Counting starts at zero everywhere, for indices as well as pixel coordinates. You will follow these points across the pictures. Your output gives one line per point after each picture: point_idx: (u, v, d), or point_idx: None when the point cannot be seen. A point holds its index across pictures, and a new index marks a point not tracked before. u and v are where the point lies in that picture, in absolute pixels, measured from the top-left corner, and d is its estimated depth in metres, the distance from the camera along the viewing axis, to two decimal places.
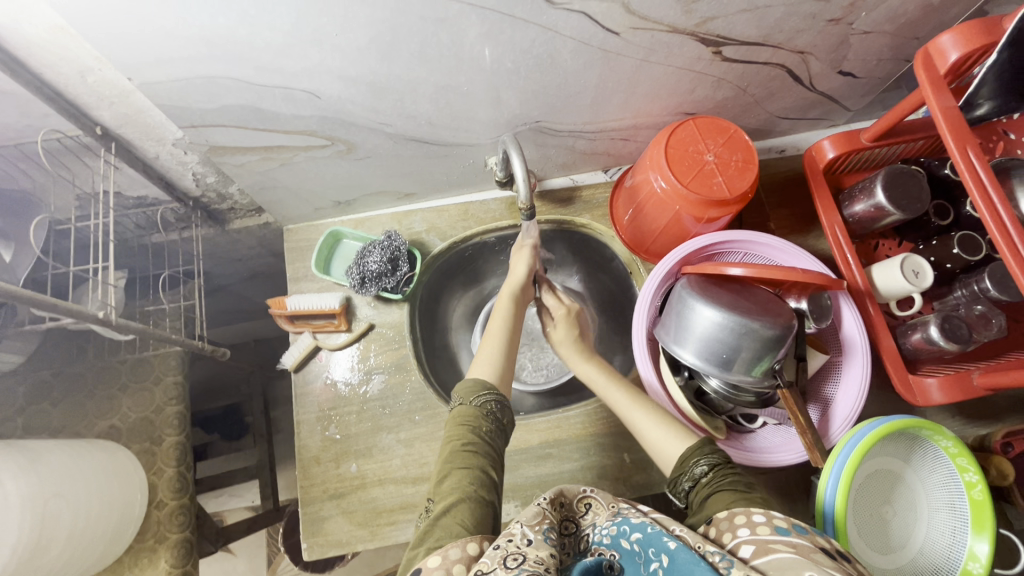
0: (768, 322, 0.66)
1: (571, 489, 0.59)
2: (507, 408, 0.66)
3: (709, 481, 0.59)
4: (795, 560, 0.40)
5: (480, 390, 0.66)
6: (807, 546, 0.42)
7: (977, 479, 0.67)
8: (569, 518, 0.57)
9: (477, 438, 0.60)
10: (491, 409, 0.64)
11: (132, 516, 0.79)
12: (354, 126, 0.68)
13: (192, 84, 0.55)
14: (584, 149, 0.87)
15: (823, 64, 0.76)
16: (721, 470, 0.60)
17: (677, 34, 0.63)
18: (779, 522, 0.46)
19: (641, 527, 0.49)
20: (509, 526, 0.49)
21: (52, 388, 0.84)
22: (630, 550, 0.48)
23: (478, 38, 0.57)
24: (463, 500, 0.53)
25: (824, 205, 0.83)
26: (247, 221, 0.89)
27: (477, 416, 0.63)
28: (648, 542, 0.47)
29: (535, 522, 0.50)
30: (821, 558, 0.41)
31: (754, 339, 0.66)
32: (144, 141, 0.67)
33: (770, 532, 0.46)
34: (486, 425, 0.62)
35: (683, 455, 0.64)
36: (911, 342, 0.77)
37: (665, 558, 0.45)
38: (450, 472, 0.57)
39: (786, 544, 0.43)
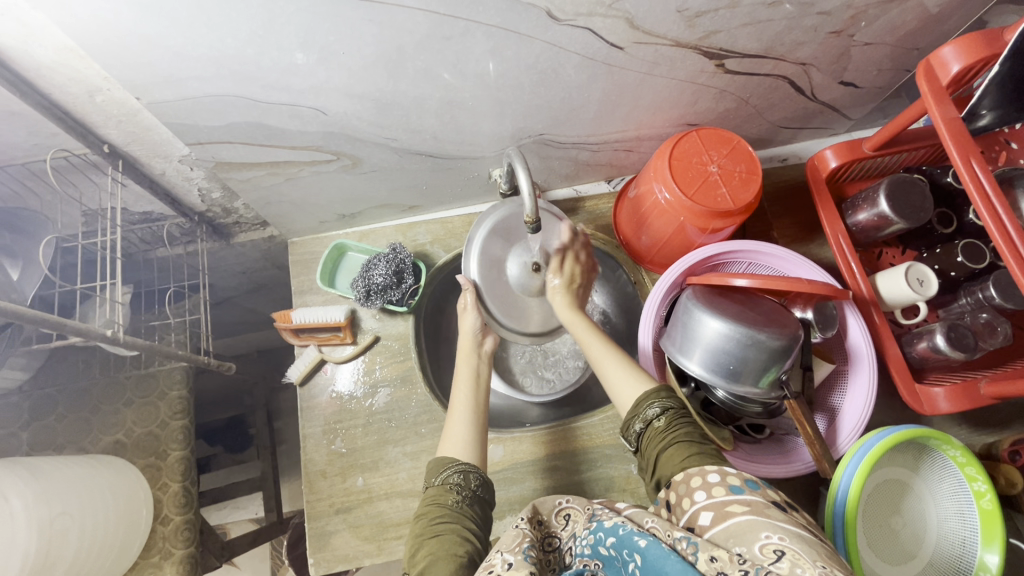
0: (774, 333, 0.66)
1: (548, 504, 0.64)
2: (476, 474, 0.66)
3: (665, 427, 0.63)
4: (751, 522, 0.45)
5: (445, 465, 0.66)
6: (761, 502, 0.47)
7: (986, 488, 0.67)
8: (550, 534, 0.61)
9: (448, 511, 0.61)
10: (456, 481, 0.64)
11: (137, 533, 0.78)
12: (359, 141, 0.68)
13: (200, 102, 0.56)
14: (587, 160, 0.87)
15: (824, 75, 0.76)
16: (674, 414, 0.65)
17: (680, 48, 0.63)
18: (733, 482, 0.51)
19: (614, 531, 0.51)
20: (491, 557, 0.52)
21: (56, 404, 0.83)
22: (609, 556, 0.50)
23: (483, 54, 0.58)
24: (436, 562, 0.54)
25: (827, 214, 0.83)
26: (253, 234, 0.89)
27: (444, 491, 0.63)
28: (621, 544, 0.49)
29: (516, 545, 0.53)
30: (774, 514, 0.46)
31: (760, 351, 0.66)
32: (151, 158, 0.67)
33: (726, 492, 0.50)
34: (453, 496, 0.63)
35: (640, 398, 0.67)
36: (917, 350, 0.77)
37: (638, 557, 0.46)
38: (422, 543, 0.58)
39: (742, 503, 0.48)
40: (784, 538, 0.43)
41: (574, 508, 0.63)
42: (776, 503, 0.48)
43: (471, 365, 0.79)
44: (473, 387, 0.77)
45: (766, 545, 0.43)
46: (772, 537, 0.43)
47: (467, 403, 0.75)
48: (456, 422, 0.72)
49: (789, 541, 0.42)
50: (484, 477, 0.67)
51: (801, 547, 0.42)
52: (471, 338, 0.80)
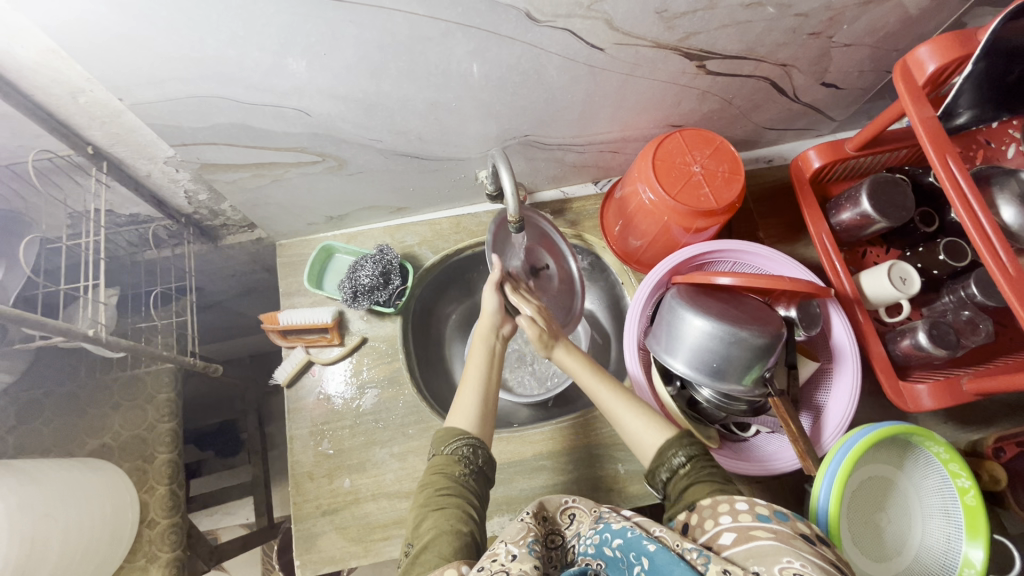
0: (756, 331, 0.67)
1: (553, 502, 0.64)
2: (482, 450, 0.66)
3: (691, 474, 0.61)
4: (775, 547, 0.45)
5: (453, 436, 0.67)
6: (787, 532, 0.47)
7: (969, 484, 0.68)
8: (553, 531, 0.61)
9: (454, 483, 0.62)
10: (465, 454, 0.65)
11: (123, 536, 0.78)
12: (345, 142, 0.68)
13: (184, 103, 0.56)
14: (574, 162, 0.88)
15: (805, 76, 0.77)
16: (699, 462, 0.63)
17: (661, 49, 0.64)
18: (761, 510, 0.50)
19: (622, 533, 0.52)
20: (495, 546, 0.52)
21: (43, 407, 0.83)
22: (613, 557, 0.50)
23: (465, 56, 0.58)
24: (441, 536, 0.55)
25: (811, 214, 0.84)
26: (240, 236, 0.89)
27: (452, 462, 0.64)
28: (629, 547, 0.50)
29: (519, 538, 0.54)
30: (800, 544, 0.45)
31: (743, 348, 0.67)
32: (136, 159, 0.67)
33: (752, 519, 0.50)
34: (461, 468, 0.64)
35: (662, 446, 0.65)
36: (900, 348, 0.77)
37: (646, 561, 0.47)
38: (426, 515, 0.58)
39: (767, 530, 0.48)
40: (806, 565, 0.42)
41: (579, 509, 0.63)
42: (804, 535, 0.47)
43: (487, 343, 0.78)
44: (489, 364, 0.76)
45: (786, 569, 0.42)
46: (794, 563, 0.43)
47: (481, 378, 0.74)
48: (467, 397, 0.72)
49: (810, 570, 0.42)
50: (489, 455, 0.67)
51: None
52: (489, 321, 0.80)
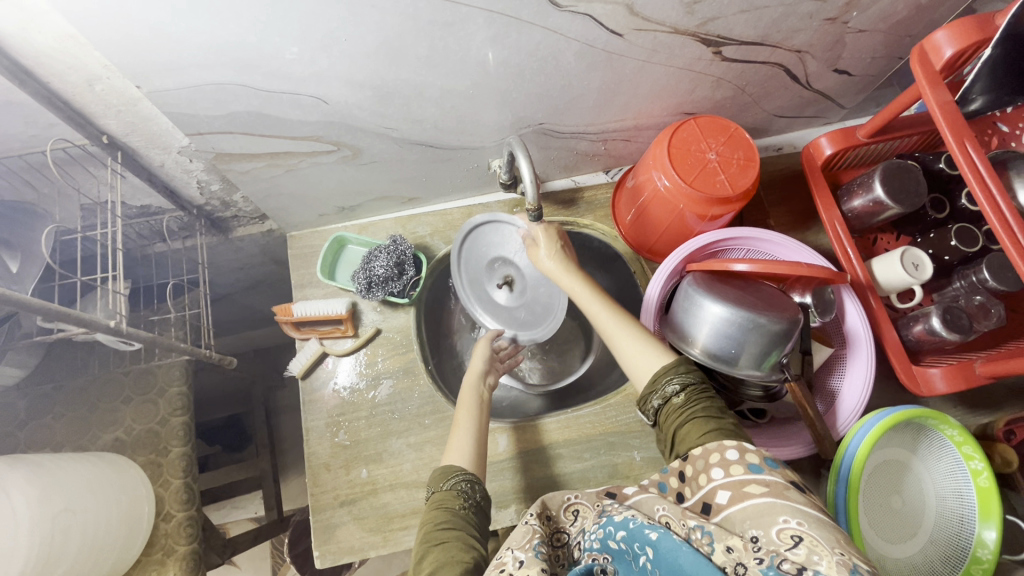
0: (775, 317, 0.67)
1: (556, 500, 0.64)
2: (479, 486, 0.65)
3: (683, 405, 0.62)
4: (770, 505, 0.47)
5: (452, 472, 0.66)
6: (779, 483, 0.49)
7: (983, 466, 0.68)
8: (558, 529, 0.62)
9: (454, 516, 0.60)
10: (463, 490, 0.64)
11: (140, 530, 0.78)
12: (360, 131, 0.68)
13: (201, 90, 0.55)
14: (586, 150, 0.87)
15: (819, 62, 0.77)
16: (692, 390, 0.63)
17: (678, 35, 0.64)
18: (751, 461, 0.52)
19: (624, 525, 0.52)
20: (502, 554, 0.52)
21: (53, 403, 0.82)
22: (619, 549, 0.51)
23: (484, 41, 0.58)
24: (442, 567, 0.53)
25: (823, 201, 0.84)
26: (251, 228, 0.88)
27: (451, 496, 0.62)
28: (633, 538, 0.50)
29: (525, 542, 0.54)
30: (794, 495, 0.47)
31: (760, 334, 0.67)
32: (150, 150, 0.66)
33: (744, 471, 0.51)
34: (460, 502, 0.62)
35: (657, 373, 0.65)
36: (913, 333, 0.78)
37: (651, 550, 0.48)
38: (427, 551, 0.56)
39: (760, 484, 0.49)
40: (803, 523, 0.44)
41: (582, 504, 0.63)
42: (795, 483, 0.49)
43: (475, 396, 0.78)
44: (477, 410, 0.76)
45: (784, 531, 0.44)
46: (791, 521, 0.45)
47: (473, 424, 0.73)
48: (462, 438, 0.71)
49: (808, 526, 0.44)
50: (486, 491, 0.66)
51: (819, 533, 0.43)
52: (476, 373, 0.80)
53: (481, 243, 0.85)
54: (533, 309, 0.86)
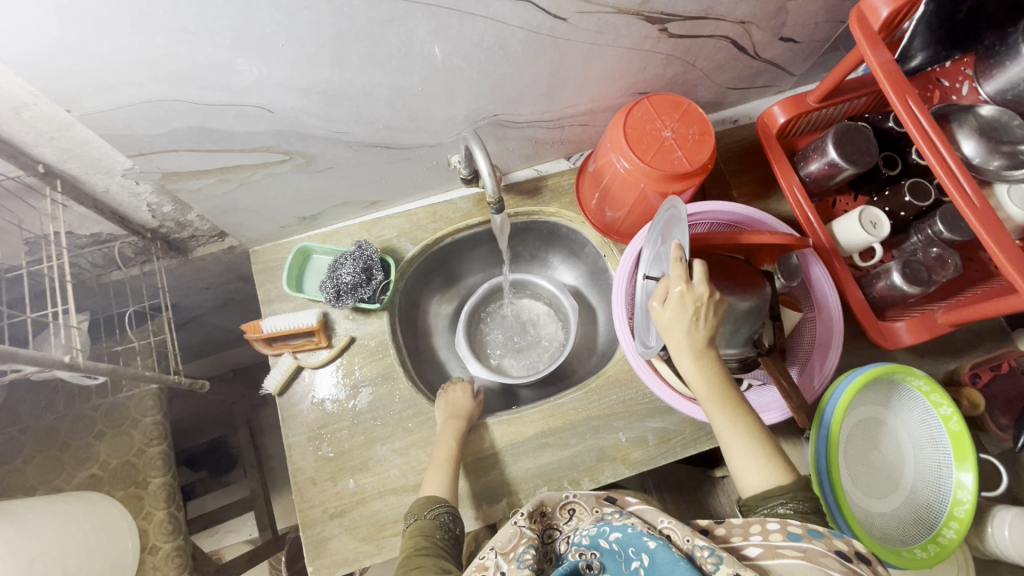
0: (742, 296, 0.69)
1: (553, 498, 0.66)
2: (459, 520, 0.69)
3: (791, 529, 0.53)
4: (802, 566, 0.46)
5: (434, 502, 0.69)
6: (818, 550, 0.47)
7: (951, 411, 0.70)
8: (551, 526, 0.64)
9: (435, 545, 0.63)
10: (445, 521, 0.67)
11: (126, 565, 0.76)
12: (310, 137, 0.66)
13: (137, 110, 0.53)
14: (545, 138, 0.87)
15: (764, 32, 0.78)
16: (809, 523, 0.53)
17: (622, 15, 0.64)
18: (793, 529, 0.50)
19: (622, 529, 0.54)
20: (485, 556, 0.55)
21: (23, 445, 0.80)
22: (610, 549, 0.53)
23: (427, 36, 0.57)
24: None
25: (781, 169, 0.86)
26: (211, 247, 0.85)
27: (434, 526, 0.66)
28: (628, 542, 0.52)
29: (510, 545, 0.55)
30: (831, 563, 0.46)
31: (731, 315, 0.69)
32: (92, 175, 0.64)
33: (782, 538, 0.49)
34: (443, 533, 0.65)
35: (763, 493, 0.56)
36: (877, 290, 0.80)
37: (646, 558, 0.49)
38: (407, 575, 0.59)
39: (794, 549, 0.48)
40: None
41: (578, 505, 0.65)
42: (838, 552, 0.47)
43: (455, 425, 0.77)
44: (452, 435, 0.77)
45: None
46: None
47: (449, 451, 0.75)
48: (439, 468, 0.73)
49: None
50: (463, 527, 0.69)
51: None
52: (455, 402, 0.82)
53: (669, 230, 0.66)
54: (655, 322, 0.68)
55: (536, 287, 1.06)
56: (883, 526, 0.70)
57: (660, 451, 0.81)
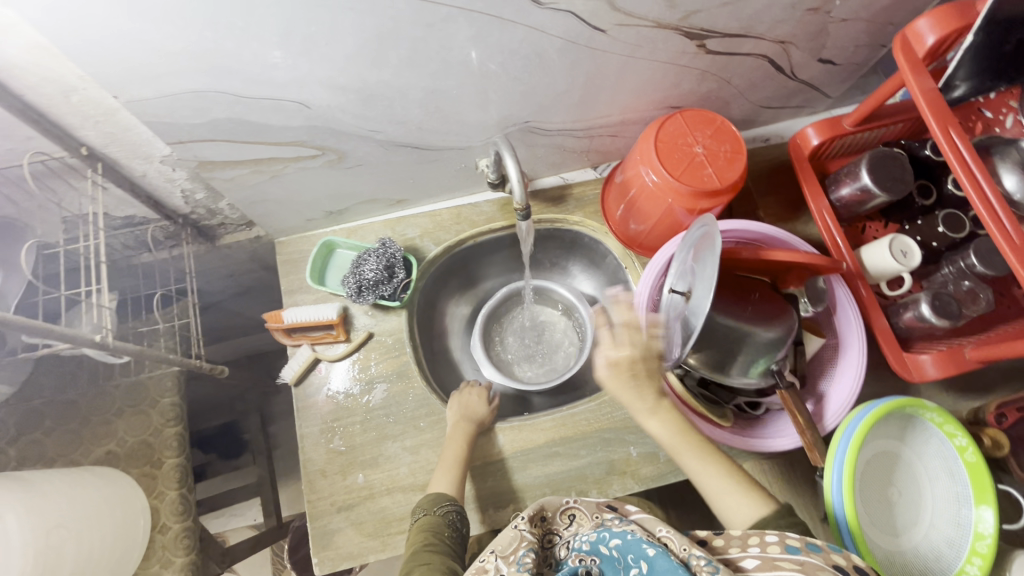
0: (764, 327, 0.69)
1: (554, 503, 0.66)
2: (466, 519, 0.69)
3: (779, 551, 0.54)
4: None
5: (440, 500, 0.69)
6: (814, 564, 0.46)
7: (967, 443, 0.71)
8: (551, 530, 0.64)
9: (442, 542, 0.63)
10: (454, 519, 0.67)
11: (137, 542, 0.77)
12: (344, 134, 0.67)
13: (180, 99, 0.55)
14: (574, 147, 0.87)
15: (803, 52, 0.77)
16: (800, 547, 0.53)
17: (662, 29, 0.64)
18: (792, 542, 0.49)
19: (621, 535, 0.54)
20: (485, 560, 0.56)
21: (43, 418, 0.82)
22: (610, 555, 0.53)
23: (466, 41, 0.57)
24: None
25: (811, 191, 0.84)
26: (238, 235, 0.87)
27: (443, 523, 0.66)
28: (627, 549, 0.52)
29: (511, 550, 0.56)
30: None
31: (749, 343, 0.69)
32: (131, 159, 0.65)
33: (780, 551, 0.49)
34: (451, 531, 0.66)
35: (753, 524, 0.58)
36: (903, 320, 0.78)
37: (644, 565, 0.50)
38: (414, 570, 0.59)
39: (793, 561, 0.47)
40: None
41: (579, 510, 0.65)
42: (838, 568, 0.46)
43: (463, 431, 0.78)
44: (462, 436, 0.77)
45: None
46: None
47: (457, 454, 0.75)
48: (444, 469, 0.74)
49: None
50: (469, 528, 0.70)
51: None
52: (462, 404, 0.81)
53: (700, 247, 0.66)
54: (674, 333, 0.69)
55: (554, 295, 1.06)
56: (907, 568, 0.67)
57: (671, 468, 0.80)
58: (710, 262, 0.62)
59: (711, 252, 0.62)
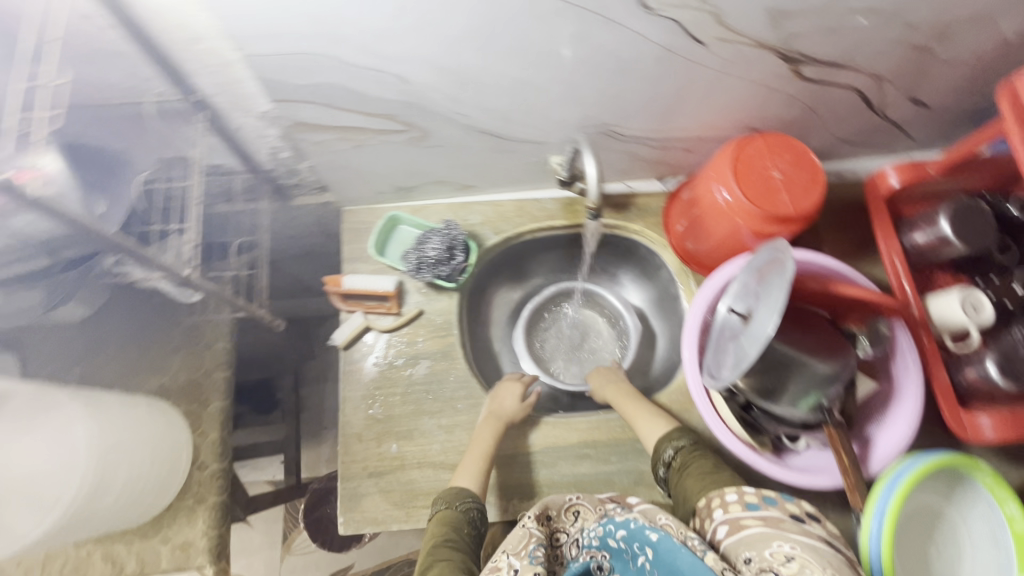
0: (821, 361, 0.68)
1: (558, 502, 0.67)
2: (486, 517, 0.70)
3: (682, 466, 0.70)
4: (764, 533, 0.53)
5: (462, 495, 0.70)
6: (775, 517, 0.55)
7: (1018, 512, 0.66)
8: (558, 529, 0.66)
9: (461, 538, 0.65)
10: (474, 516, 0.68)
11: (177, 474, 0.80)
12: (432, 114, 0.69)
13: (293, 59, 0.57)
14: (646, 156, 0.87)
15: (897, 91, 0.76)
16: (688, 451, 0.71)
17: (761, 49, 0.64)
18: (751, 500, 0.58)
19: (624, 525, 0.57)
20: (498, 559, 0.57)
21: (106, 344, 0.85)
22: (617, 548, 0.56)
23: (568, 37, 0.59)
24: None
25: (883, 230, 0.85)
26: (310, 199, 0.91)
27: (463, 519, 0.67)
28: (632, 538, 0.55)
29: (522, 547, 0.58)
30: (788, 527, 0.53)
31: (803, 375, 0.68)
32: (234, 111, 0.68)
33: (742, 509, 0.57)
34: (470, 529, 0.67)
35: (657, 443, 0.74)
36: (965, 377, 0.76)
37: (650, 551, 0.53)
38: (433, 563, 0.61)
39: (757, 518, 0.56)
40: (795, 547, 0.50)
41: (583, 505, 0.67)
42: (793, 516, 0.55)
43: (493, 429, 0.78)
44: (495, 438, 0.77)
45: (777, 551, 0.50)
46: (785, 546, 0.51)
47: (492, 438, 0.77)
48: (469, 462, 0.75)
49: (800, 549, 0.50)
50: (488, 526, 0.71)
51: (811, 555, 0.49)
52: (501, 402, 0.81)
53: (767, 273, 0.66)
54: (726, 355, 0.69)
55: (601, 302, 1.06)
56: None
57: None
58: (778, 290, 0.61)
59: (780, 281, 0.61)
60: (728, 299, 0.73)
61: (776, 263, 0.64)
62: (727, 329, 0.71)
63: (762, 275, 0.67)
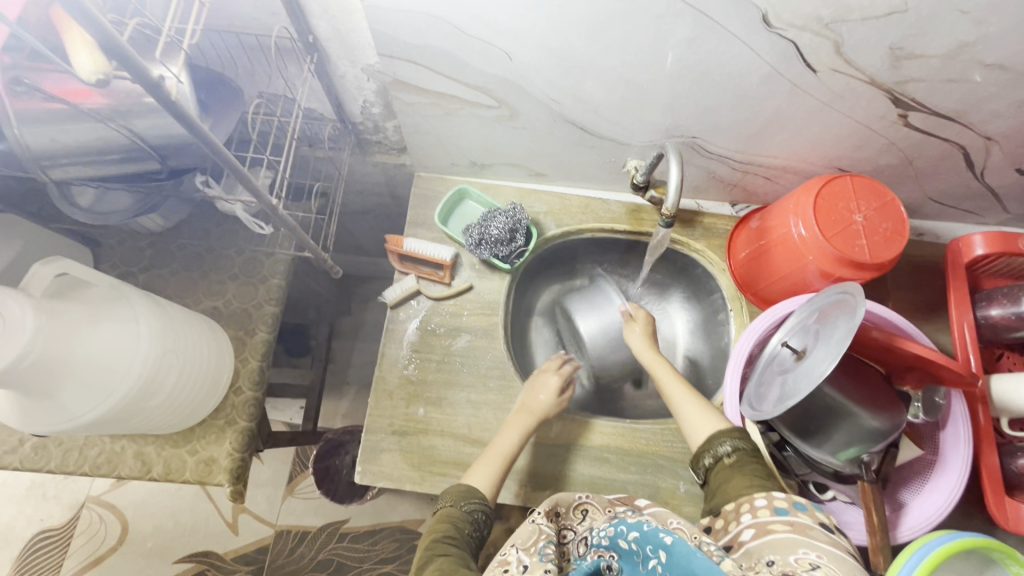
0: (872, 414, 0.65)
1: (567, 499, 0.66)
2: (489, 521, 0.68)
3: (734, 464, 0.65)
4: (791, 539, 0.51)
5: (470, 496, 0.68)
6: (804, 523, 0.52)
7: None
8: (565, 526, 0.64)
9: (460, 537, 0.62)
10: (477, 518, 0.66)
11: (216, 393, 0.84)
12: (527, 96, 0.70)
13: (411, 18, 0.59)
14: (724, 177, 0.86)
15: (1004, 156, 0.73)
16: (746, 455, 0.65)
17: (873, 87, 0.62)
18: (779, 504, 0.55)
19: (637, 526, 0.52)
20: (507, 552, 0.55)
21: (174, 259, 0.91)
22: (628, 549, 0.52)
23: (681, 41, 0.59)
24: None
25: (957, 300, 0.80)
26: (387, 158, 0.93)
27: (464, 519, 0.65)
28: (645, 540, 0.50)
29: (531, 543, 0.56)
30: (816, 535, 0.51)
31: (850, 425, 0.66)
32: (341, 59, 0.71)
33: (771, 514, 0.55)
34: (471, 529, 0.65)
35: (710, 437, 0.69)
36: (1017, 464, 0.73)
37: (663, 555, 0.48)
38: (429, 560, 0.58)
39: (784, 524, 0.53)
40: (821, 556, 0.48)
41: (591, 505, 0.66)
42: (822, 525, 0.52)
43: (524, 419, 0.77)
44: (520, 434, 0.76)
45: (802, 558, 0.48)
46: (810, 553, 0.49)
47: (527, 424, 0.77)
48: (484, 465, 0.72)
49: (825, 559, 0.48)
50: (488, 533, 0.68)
51: (835, 566, 0.47)
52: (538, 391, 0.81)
53: (828, 314, 0.64)
54: (771, 390, 0.67)
55: None
56: None
57: None
58: (839, 331, 0.60)
59: (844, 322, 0.60)
60: (779, 334, 0.71)
61: (840, 305, 0.63)
62: (773, 364, 0.70)
63: (822, 315, 0.66)
